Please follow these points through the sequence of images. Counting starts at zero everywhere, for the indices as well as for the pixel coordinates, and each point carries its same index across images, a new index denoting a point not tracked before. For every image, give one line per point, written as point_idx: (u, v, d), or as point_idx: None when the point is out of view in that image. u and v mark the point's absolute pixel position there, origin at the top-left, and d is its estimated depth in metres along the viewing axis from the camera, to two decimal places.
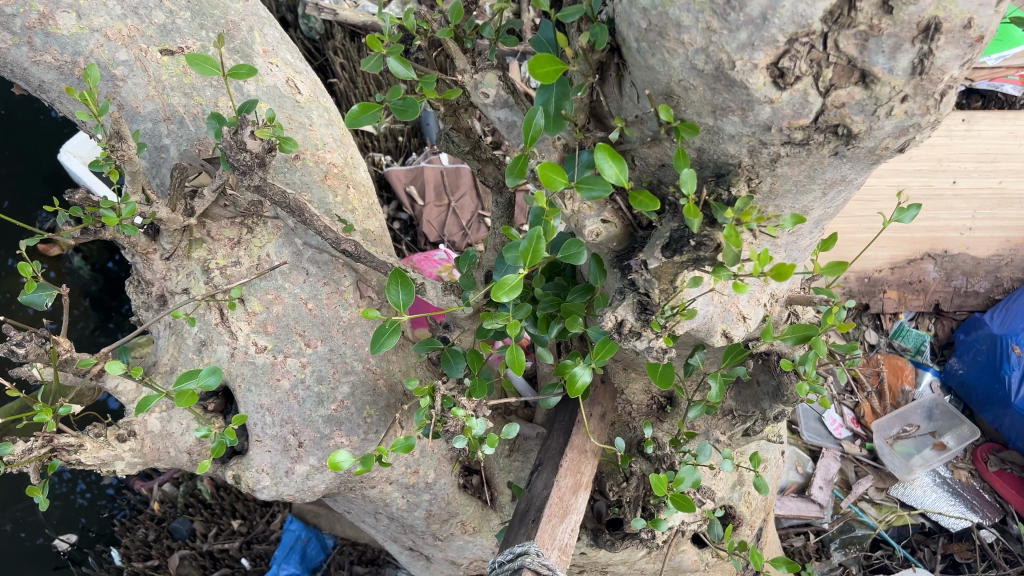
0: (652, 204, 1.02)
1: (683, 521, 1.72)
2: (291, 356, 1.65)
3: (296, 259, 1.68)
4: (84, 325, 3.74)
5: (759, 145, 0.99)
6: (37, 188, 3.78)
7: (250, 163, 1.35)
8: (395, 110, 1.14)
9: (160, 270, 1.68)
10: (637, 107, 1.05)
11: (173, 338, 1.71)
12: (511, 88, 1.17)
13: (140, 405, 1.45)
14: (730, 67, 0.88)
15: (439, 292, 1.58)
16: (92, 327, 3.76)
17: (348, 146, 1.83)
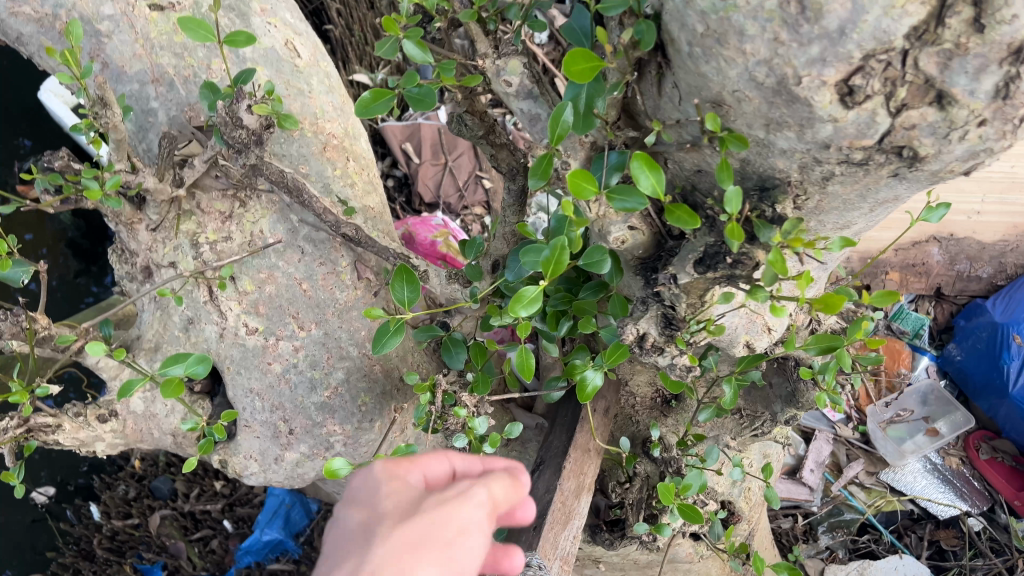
0: (692, 221, 0.92)
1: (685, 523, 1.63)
2: (283, 340, 1.56)
3: (291, 236, 1.58)
4: (65, 276, 3.61)
5: (813, 162, 0.91)
6: (23, 130, 3.57)
7: (247, 141, 1.25)
8: (411, 98, 1.03)
9: (146, 241, 1.59)
10: (678, 110, 0.96)
11: (158, 314, 1.62)
12: (536, 77, 1.07)
13: (122, 390, 1.37)
14: (795, 82, 0.78)
15: (443, 281, 1.50)
16: (73, 275, 3.64)
17: (349, 114, 1.72)
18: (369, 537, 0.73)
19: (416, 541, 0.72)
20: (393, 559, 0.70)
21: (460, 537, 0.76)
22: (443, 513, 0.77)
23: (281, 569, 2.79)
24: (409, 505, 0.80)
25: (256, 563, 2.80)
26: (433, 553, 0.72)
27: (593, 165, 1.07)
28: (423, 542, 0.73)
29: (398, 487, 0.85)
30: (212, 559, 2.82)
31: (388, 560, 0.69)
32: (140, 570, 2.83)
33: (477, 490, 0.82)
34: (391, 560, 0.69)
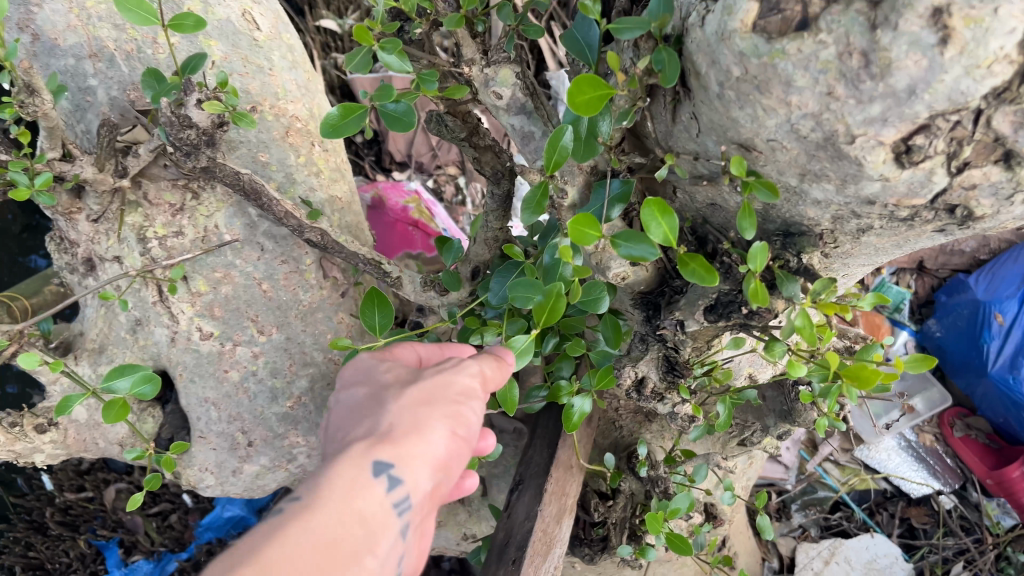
0: (710, 277, 0.79)
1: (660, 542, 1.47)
2: (241, 345, 1.43)
3: (249, 233, 1.44)
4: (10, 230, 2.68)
5: (849, 215, 0.79)
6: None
7: (197, 141, 1.11)
8: (387, 116, 0.90)
9: (86, 232, 1.43)
10: (693, 142, 0.83)
11: (102, 312, 1.47)
12: (530, 89, 0.94)
13: (59, 411, 1.23)
14: (846, 140, 0.66)
15: (417, 288, 1.37)
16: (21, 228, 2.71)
17: (314, 92, 1.55)
18: (380, 402, 0.80)
19: (424, 399, 0.79)
20: (406, 417, 0.77)
21: (463, 394, 0.82)
22: (444, 376, 0.83)
23: None
24: (410, 374, 0.86)
25: (217, 539, 2.64)
26: (446, 407, 0.79)
27: (592, 193, 0.94)
28: (435, 397, 0.80)
29: (393, 361, 0.90)
30: (170, 536, 2.67)
31: (403, 416, 0.77)
32: (94, 546, 2.70)
33: (471, 359, 0.88)
34: (406, 417, 0.77)
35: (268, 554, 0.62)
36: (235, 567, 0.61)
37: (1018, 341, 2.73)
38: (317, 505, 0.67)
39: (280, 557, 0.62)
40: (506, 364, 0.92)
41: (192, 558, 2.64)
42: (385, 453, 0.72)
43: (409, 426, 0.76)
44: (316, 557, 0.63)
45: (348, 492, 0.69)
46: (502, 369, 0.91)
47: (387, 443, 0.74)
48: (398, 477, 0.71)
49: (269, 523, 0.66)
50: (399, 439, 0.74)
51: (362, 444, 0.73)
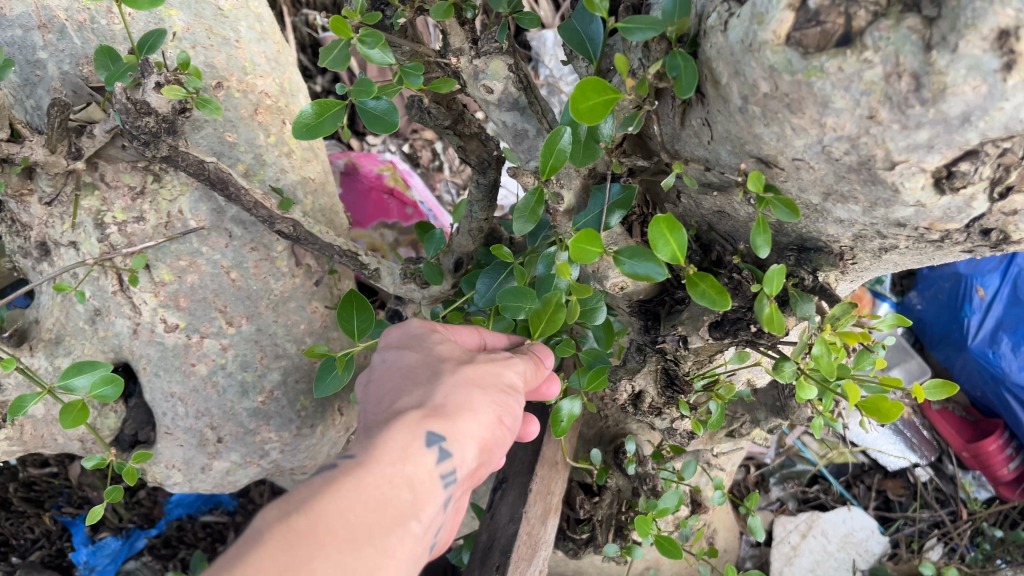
0: (722, 302, 0.73)
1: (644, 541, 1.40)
2: (209, 337, 1.35)
3: (216, 219, 1.35)
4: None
5: (873, 235, 0.73)
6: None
7: (157, 129, 1.02)
8: (367, 114, 0.81)
9: (39, 215, 1.33)
10: (704, 150, 0.76)
11: (58, 301, 1.38)
12: (524, 83, 0.85)
13: (11, 413, 1.14)
14: (885, 166, 0.59)
15: (396, 280, 1.29)
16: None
17: (285, 65, 1.45)
18: (433, 375, 0.82)
19: (478, 380, 0.82)
20: (459, 395, 0.79)
21: (512, 381, 0.86)
22: (495, 364, 0.86)
23: (215, 522, 2.60)
24: (461, 353, 0.89)
25: (187, 515, 2.60)
26: (496, 395, 0.82)
27: (590, 197, 0.87)
28: (486, 381, 0.83)
29: (443, 334, 0.92)
30: (139, 513, 2.56)
31: (456, 393, 0.80)
32: (60, 523, 2.56)
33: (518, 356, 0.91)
34: (460, 394, 0.80)
35: (323, 505, 0.63)
36: (289, 514, 0.61)
37: (999, 316, 2.53)
38: (372, 463, 0.69)
39: (334, 506, 0.63)
40: (544, 367, 0.94)
41: (162, 534, 2.57)
42: (439, 426, 0.75)
43: (461, 404, 0.78)
44: (368, 514, 0.65)
45: (403, 456, 0.71)
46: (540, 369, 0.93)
47: (441, 416, 0.76)
48: (449, 450, 0.74)
49: (324, 474, 0.67)
50: (453, 417, 0.76)
51: (417, 414, 0.75)
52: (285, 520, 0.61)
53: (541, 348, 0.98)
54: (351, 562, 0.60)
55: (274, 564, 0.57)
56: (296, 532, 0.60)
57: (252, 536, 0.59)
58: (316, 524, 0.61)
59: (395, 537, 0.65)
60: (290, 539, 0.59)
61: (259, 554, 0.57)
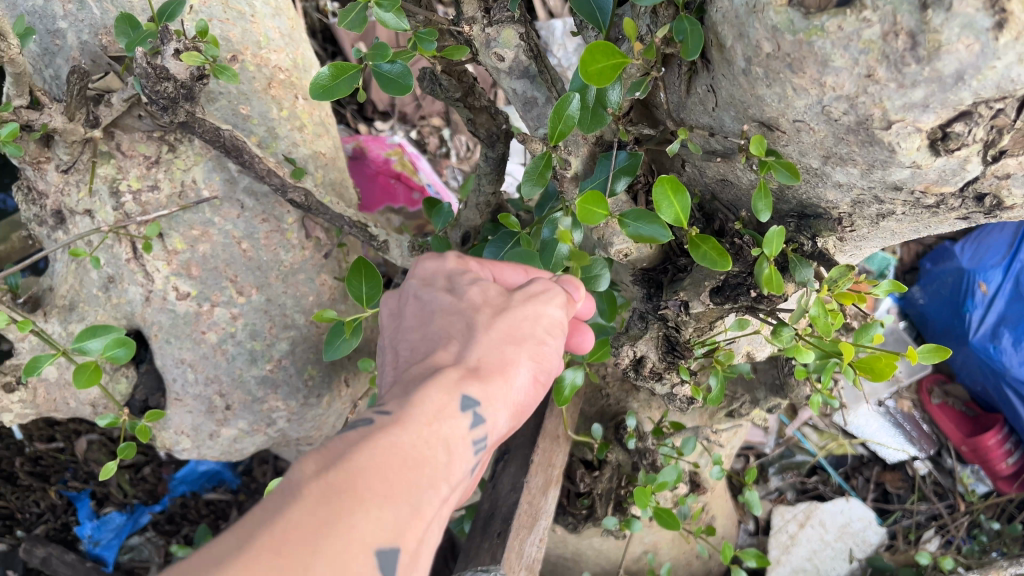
0: (723, 261, 0.76)
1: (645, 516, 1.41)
2: (219, 306, 1.38)
3: (228, 189, 1.38)
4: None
5: (871, 200, 0.75)
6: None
7: (175, 95, 1.04)
8: (382, 77, 0.84)
9: (56, 182, 1.36)
10: (709, 117, 0.78)
11: (73, 268, 1.41)
12: (535, 52, 0.88)
13: (26, 371, 1.17)
14: (881, 126, 0.61)
15: (404, 252, 1.32)
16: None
17: (299, 41, 1.47)
18: (468, 330, 0.82)
19: (514, 336, 0.82)
20: (494, 355, 0.80)
21: (548, 331, 0.86)
22: (532, 310, 0.85)
23: (218, 500, 2.64)
24: (496, 296, 0.88)
25: (191, 491, 2.64)
26: (529, 355, 0.83)
27: (596, 164, 0.89)
28: (521, 335, 0.83)
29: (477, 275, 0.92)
30: (143, 489, 2.59)
31: (490, 353, 0.80)
32: (66, 497, 2.60)
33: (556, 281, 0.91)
34: (494, 355, 0.80)
35: (361, 459, 0.62)
36: (325, 469, 0.59)
37: (1001, 310, 2.52)
38: (408, 423, 0.68)
39: (370, 464, 0.62)
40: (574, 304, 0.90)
41: (166, 510, 2.60)
42: (474, 388, 0.75)
43: (495, 366, 0.79)
44: (405, 471, 0.63)
45: (438, 416, 0.71)
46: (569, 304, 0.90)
47: (476, 379, 0.76)
48: (482, 414, 0.74)
49: (361, 429, 0.66)
50: (488, 381, 0.77)
51: (454, 374, 0.75)
52: (323, 474, 0.59)
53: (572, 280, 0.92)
54: (390, 519, 0.59)
55: (314, 517, 0.55)
56: (335, 486, 0.58)
57: (290, 488, 0.57)
58: (355, 479, 0.59)
59: (433, 498, 0.64)
60: (325, 495, 0.56)
61: (297, 507, 0.55)
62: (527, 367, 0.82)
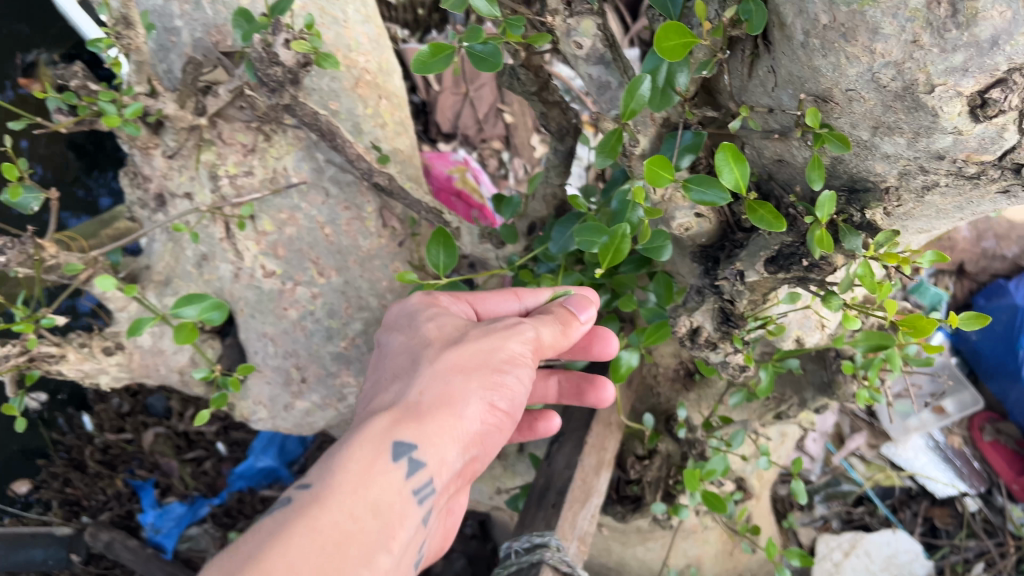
0: (779, 222, 0.85)
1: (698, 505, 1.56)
2: (301, 285, 1.49)
3: (316, 176, 1.49)
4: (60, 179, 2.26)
5: (917, 171, 0.82)
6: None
7: (282, 79, 1.16)
8: (472, 57, 0.94)
9: (161, 167, 1.49)
10: (770, 97, 0.87)
11: (170, 246, 1.53)
12: (609, 41, 0.97)
13: (132, 330, 1.29)
14: (925, 90, 0.69)
15: (474, 240, 1.42)
16: (71, 180, 2.29)
17: (384, 47, 1.59)
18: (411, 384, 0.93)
19: (455, 375, 0.92)
20: (431, 397, 0.90)
21: (505, 362, 0.96)
22: (481, 347, 0.97)
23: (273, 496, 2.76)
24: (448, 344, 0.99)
25: (248, 487, 2.77)
26: (476, 388, 0.92)
27: (663, 143, 0.98)
28: (468, 369, 0.93)
29: (435, 332, 1.03)
30: (203, 482, 2.79)
31: (430, 390, 0.91)
32: (131, 486, 2.80)
33: (526, 322, 1.01)
34: (435, 393, 0.90)
35: (275, 552, 0.68)
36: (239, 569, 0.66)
37: None
38: (330, 495, 0.76)
39: (287, 554, 0.68)
40: (573, 323, 1.04)
41: (224, 503, 2.75)
42: (403, 435, 0.85)
43: (431, 408, 0.89)
44: (325, 550, 0.70)
45: (367, 472, 0.80)
46: (565, 333, 1.03)
47: (408, 425, 0.86)
48: (415, 459, 0.84)
49: (285, 516, 0.74)
50: (422, 426, 0.86)
51: (385, 427, 0.85)
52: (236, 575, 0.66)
53: (579, 300, 1.07)
54: None
55: None
56: None
57: None
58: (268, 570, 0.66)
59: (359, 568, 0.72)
60: None
61: None
62: (474, 397, 0.92)
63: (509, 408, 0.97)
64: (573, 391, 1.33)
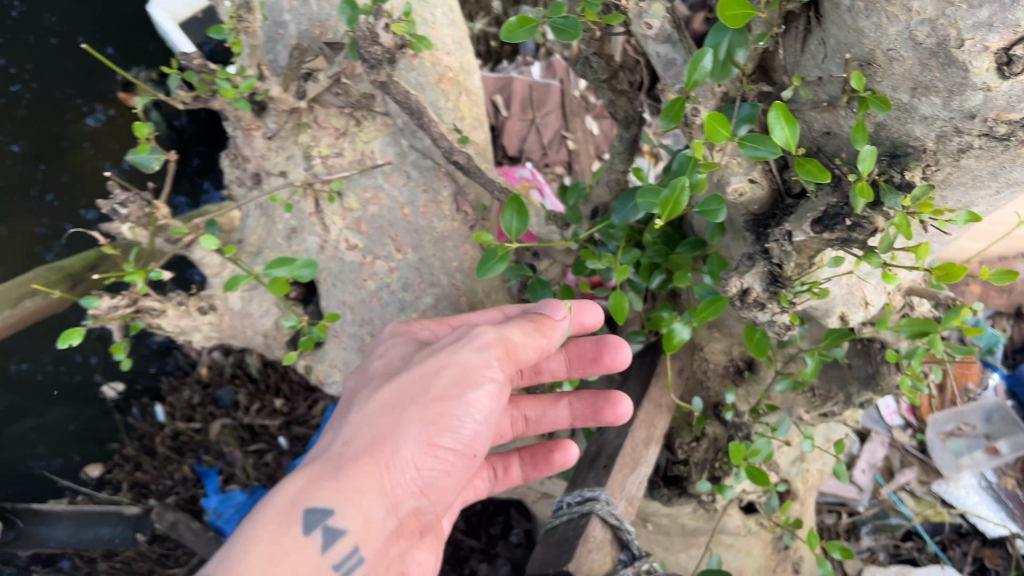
0: (822, 176, 0.95)
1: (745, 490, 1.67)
2: (380, 259, 1.62)
3: (399, 160, 1.64)
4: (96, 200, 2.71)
5: (953, 132, 0.91)
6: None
7: (380, 57, 1.30)
8: (554, 28, 1.07)
9: (260, 148, 1.64)
10: (820, 68, 0.97)
11: (263, 220, 1.68)
12: (677, 23, 1.09)
13: (230, 282, 1.43)
14: (956, 45, 0.79)
15: (540, 221, 1.53)
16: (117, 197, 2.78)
17: (466, 51, 1.74)
18: (351, 433, 1.03)
19: (387, 426, 1.02)
20: (358, 452, 1.00)
21: (450, 390, 1.04)
22: (425, 384, 1.05)
23: None
24: (400, 379, 1.08)
25: None
26: (406, 429, 1.01)
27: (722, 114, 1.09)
28: (405, 412, 1.02)
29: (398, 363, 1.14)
30: (264, 472, 2.89)
31: (358, 442, 1.01)
32: (197, 472, 2.95)
33: (490, 329, 1.10)
34: (361, 446, 1.00)
35: None
36: None
37: None
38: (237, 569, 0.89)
39: None
40: (551, 319, 1.16)
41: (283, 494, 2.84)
42: (321, 501, 0.95)
43: (356, 462, 0.99)
44: None
45: (280, 545, 0.92)
46: (543, 329, 1.14)
47: (330, 484, 0.97)
48: (331, 525, 0.95)
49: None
50: (338, 486, 0.97)
51: (305, 491, 0.96)
52: None
53: (553, 303, 1.20)
54: None
55: None
56: None
57: None
58: None
59: None
60: None
61: None
62: (408, 439, 1.01)
63: (457, 442, 1.04)
64: (587, 410, 1.43)
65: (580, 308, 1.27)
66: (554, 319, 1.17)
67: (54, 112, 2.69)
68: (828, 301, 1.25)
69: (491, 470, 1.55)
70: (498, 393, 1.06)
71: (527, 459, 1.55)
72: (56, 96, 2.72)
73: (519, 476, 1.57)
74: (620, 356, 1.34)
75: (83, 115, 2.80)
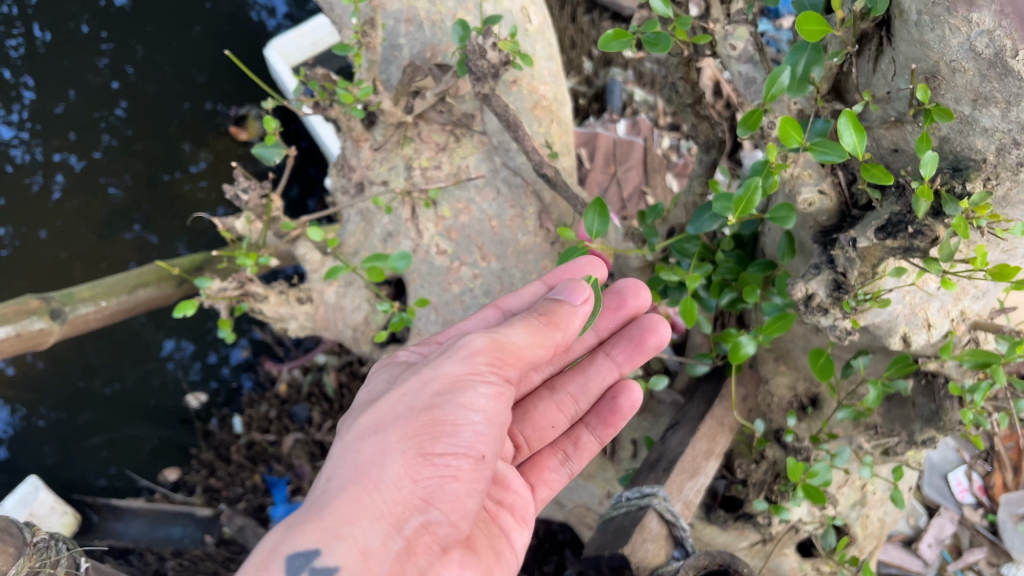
0: (886, 179, 1.04)
1: (801, 518, 1.70)
2: (466, 265, 1.74)
3: (492, 175, 1.76)
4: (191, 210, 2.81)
5: (1011, 145, 0.97)
6: (225, 40, 3.04)
7: (486, 71, 1.44)
8: (647, 42, 1.20)
9: (366, 158, 1.81)
10: (889, 85, 1.07)
11: (362, 224, 1.83)
12: (759, 45, 1.20)
13: (332, 271, 1.56)
14: (1012, 55, 0.87)
15: (619, 238, 1.64)
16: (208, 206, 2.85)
17: (561, 83, 1.88)
18: (339, 471, 1.02)
19: (370, 456, 1.00)
20: (343, 487, 0.98)
21: (437, 403, 1.01)
22: (411, 407, 1.03)
23: None
24: (388, 405, 1.06)
25: None
26: (391, 451, 0.99)
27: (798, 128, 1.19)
28: (390, 437, 1.01)
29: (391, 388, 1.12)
30: None
31: (343, 477, 1.00)
32: (266, 482, 2.80)
33: (476, 337, 1.06)
34: (345, 481, 0.99)
35: None
36: None
37: None
38: None
39: None
40: (563, 311, 1.13)
41: None
42: (303, 542, 0.93)
43: (339, 499, 0.97)
44: None
45: None
46: (547, 327, 1.10)
47: (312, 528, 0.94)
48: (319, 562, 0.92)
49: None
50: (323, 523, 0.94)
51: (288, 537, 0.94)
52: None
53: (572, 285, 1.18)
54: None
55: None
56: None
57: None
58: None
59: None
60: None
61: None
62: (393, 464, 0.98)
63: (461, 453, 1.00)
64: (628, 350, 1.47)
65: (579, 266, 1.34)
66: (571, 305, 1.15)
67: (162, 143, 2.85)
68: (890, 318, 1.31)
69: (562, 450, 1.51)
70: (495, 393, 1.02)
71: (594, 424, 1.52)
72: (167, 130, 2.87)
73: (594, 445, 1.52)
74: (641, 294, 1.43)
75: (187, 158, 2.87)
